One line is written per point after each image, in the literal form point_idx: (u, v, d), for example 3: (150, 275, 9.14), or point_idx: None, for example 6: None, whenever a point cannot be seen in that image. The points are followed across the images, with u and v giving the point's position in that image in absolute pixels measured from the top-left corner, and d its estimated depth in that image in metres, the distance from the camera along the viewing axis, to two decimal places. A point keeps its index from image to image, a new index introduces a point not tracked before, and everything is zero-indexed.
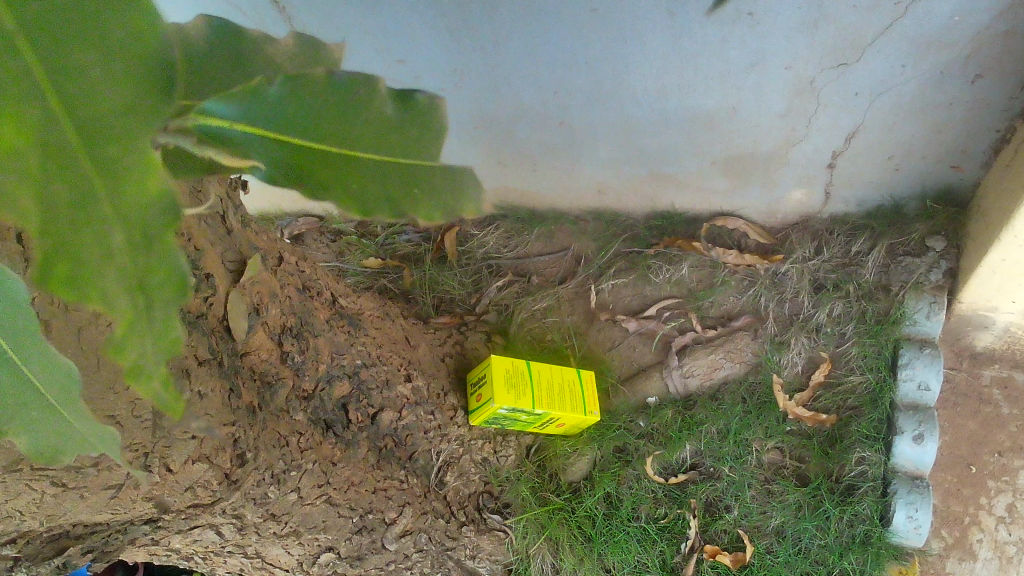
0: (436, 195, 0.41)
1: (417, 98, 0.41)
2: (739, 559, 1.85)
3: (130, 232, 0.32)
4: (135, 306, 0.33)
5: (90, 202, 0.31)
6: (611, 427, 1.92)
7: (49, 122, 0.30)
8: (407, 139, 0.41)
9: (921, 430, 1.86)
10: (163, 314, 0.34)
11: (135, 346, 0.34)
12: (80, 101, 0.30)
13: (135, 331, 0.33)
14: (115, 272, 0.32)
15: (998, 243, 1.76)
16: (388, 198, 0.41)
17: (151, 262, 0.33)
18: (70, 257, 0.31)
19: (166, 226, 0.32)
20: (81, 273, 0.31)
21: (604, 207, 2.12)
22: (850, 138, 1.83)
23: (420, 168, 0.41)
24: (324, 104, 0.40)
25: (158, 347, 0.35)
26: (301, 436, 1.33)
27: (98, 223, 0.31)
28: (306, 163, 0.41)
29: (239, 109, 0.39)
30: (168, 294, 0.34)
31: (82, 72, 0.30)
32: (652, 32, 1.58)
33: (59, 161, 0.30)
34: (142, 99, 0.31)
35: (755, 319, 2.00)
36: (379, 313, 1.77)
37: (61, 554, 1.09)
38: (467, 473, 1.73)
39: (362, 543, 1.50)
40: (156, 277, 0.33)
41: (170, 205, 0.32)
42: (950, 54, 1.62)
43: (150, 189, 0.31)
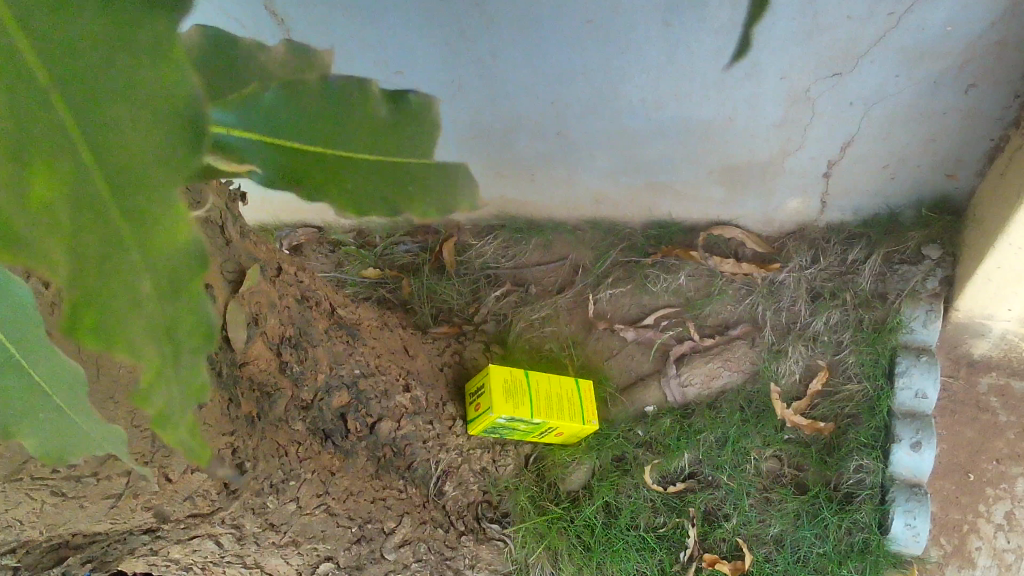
0: (434, 193, 0.40)
1: (408, 99, 0.42)
2: (739, 567, 1.83)
3: (159, 283, 0.31)
4: (164, 354, 0.33)
5: (118, 259, 0.30)
6: (609, 435, 1.92)
7: (79, 174, 0.29)
8: (400, 138, 0.42)
9: (918, 438, 1.86)
10: (189, 362, 0.34)
11: (161, 396, 0.33)
12: (107, 151, 0.29)
13: (162, 382, 0.33)
14: (143, 320, 0.31)
15: (994, 250, 1.77)
16: (383, 198, 0.42)
17: (176, 313, 0.32)
18: (94, 309, 0.30)
19: (196, 274, 0.31)
20: (108, 327, 0.31)
21: (601, 216, 2.12)
22: (845, 148, 1.85)
23: (417, 167, 0.41)
24: (318, 108, 0.42)
25: (183, 395, 0.34)
26: (300, 446, 1.34)
27: (129, 278, 0.30)
28: (301, 168, 0.42)
29: (239, 114, 0.42)
30: (196, 343, 0.33)
31: (110, 124, 0.29)
32: (647, 42, 1.59)
33: (92, 211, 0.29)
34: (177, 154, 0.29)
35: (752, 327, 2.02)
36: (377, 323, 1.78)
37: (61, 563, 1.12)
38: (468, 483, 1.75)
39: (362, 553, 1.51)
40: (185, 328, 0.33)
41: (200, 256, 0.30)
42: (944, 63, 1.63)
43: (181, 249, 0.30)
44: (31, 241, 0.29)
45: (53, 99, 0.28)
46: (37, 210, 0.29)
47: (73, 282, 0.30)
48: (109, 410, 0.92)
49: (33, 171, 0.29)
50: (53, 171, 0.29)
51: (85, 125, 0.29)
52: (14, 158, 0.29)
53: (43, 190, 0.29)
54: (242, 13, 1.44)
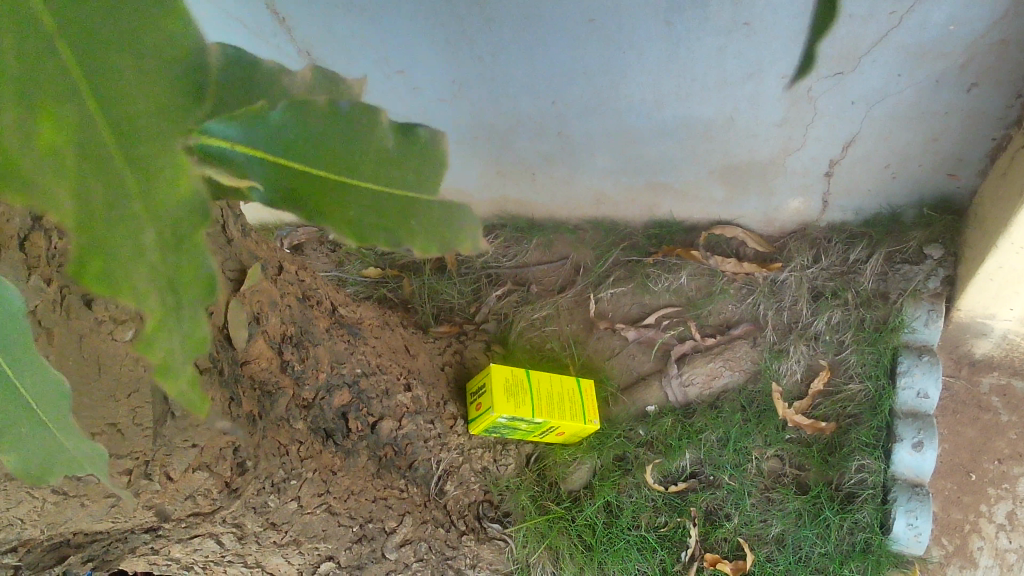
0: (436, 232, 0.37)
1: (417, 131, 0.38)
2: (739, 568, 1.83)
3: (164, 234, 0.29)
4: (164, 305, 0.30)
5: (121, 205, 0.28)
6: (610, 435, 1.92)
7: (85, 125, 0.28)
8: (407, 173, 0.37)
9: (920, 438, 1.85)
10: (189, 312, 0.31)
11: (164, 346, 0.30)
12: (113, 99, 0.28)
13: (168, 332, 0.30)
14: (147, 271, 0.29)
15: (995, 250, 1.76)
16: (386, 225, 0.37)
17: (182, 265, 0.30)
18: (102, 257, 0.28)
19: (197, 224, 0.29)
20: (112, 270, 0.28)
21: (603, 216, 2.12)
22: (847, 147, 1.84)
23: (423, 202, 0.37)
24: (324, 128, 0.37)
25: (187, 347, 0.31)
26: (301, 444, 1.33)
27: (134, 224, 0.29)
28: (297, 188, 0.37)
29: (244, 129, 0.36)
30: (198, 295, 0.31)
31: (116, 77, 0.28)
32: (648, 41, 1.59)
33: (94, 162, 0.28)
34: (172, 101, 0.29)
35: (754, 327, 2.01)
36: (378, 323, 1.78)
37: (62, 562, 1.12)
38: (468, 482, 1.75)
39: (363, 552, 1.51)
40: (189, 276, 0.30)
41: (202, 205, 0.29)
42: (946, 63, 1.62)
43: (181, 188, 0.29)
44: (37, 181, 0.27)
45: (58, 47, 0.28)
46: (43, 156, 0.28)
47: (82, 229, 0.28)
48: (110, 408, 0.92)
49: (39, 115, 0.28)
50: (63, 120, 0.28)
51: (92, 76, 0.28)
52: (21, 101, 0.27)
53: (48, 134, 0.28)
54: (252, 18, 1.48)
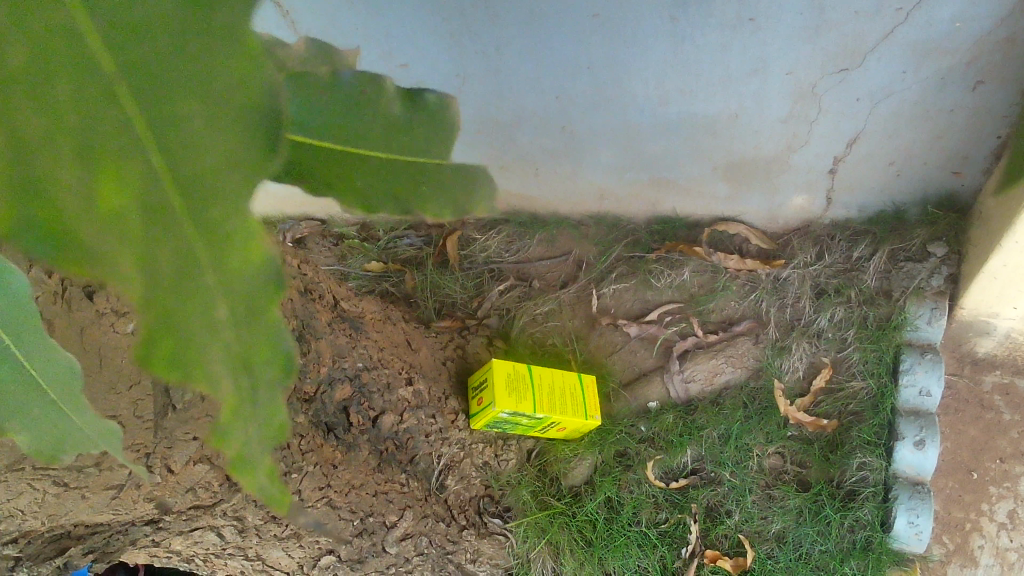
0: (447, 194, 0.36)
1: (426, 98, 0.39)
2: (740, 565, 1.84)
3: (238, 308, 0.22)
4: (240, 389, 0.23)
5: (189, 273, 0.21)
6: (611, 431, 1.92)
7: (147, 177, 0.22)
8: (417, 139, 0.38)
9: (922, 436, 1.85)
10: (267, 398, 0.23)
11: (240, 435, 0.23)
12: (180, 146, 0.22)
13: (242, 424, 0.23)
14: (220, 355, 0.22)
15: (999, 248, 1.76)
16: (393, 194, 0.38)
17: (260, 340, 0.23)
18: (171, 336, 0.22)
19: (272, 296, 0.22)
20: (183, 350, 0.22)
21: (605, 212, 2.11)
22: (851, 145, 1.84)
23: (431, 169, 0.37)
24: (334, 106, 0.38)
25: (267, 436, 0.24)
26: (302, 438, 1.34)
27: (202, 301, 0.22)
28: (305, 162, 0.38)
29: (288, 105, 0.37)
30: (275, 381, 0.23)
31: (185, 120, 0.22)
32: (652, 37, 1.59)
33: (160, 225, 0.22)
34: (251, 155, 0.22)
35: (756, 324, 2.01)
36: (380, 316, 1.78)
37: (62, 555, 1.10)
38: (472, 477, 1.79)
39: (363, 546, 1.51)
40: (264, 359, 0.23)
41: (275, 273, 0.22)
42: (951, 61, 1.62)
43: (253, 257, 0.21)
44: (99, 249, 0.22)
45: (114, 85, 0.22)
46: (104, 223, 0.22)
47: (149, 307, 0.22)
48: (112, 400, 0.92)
49: (97, 169, 0.22)
50: (125, 181, 0.22)
51: (155, 129, 0.22)
52: (75, 150, 0.22)
53: (109, 196, 0.22)
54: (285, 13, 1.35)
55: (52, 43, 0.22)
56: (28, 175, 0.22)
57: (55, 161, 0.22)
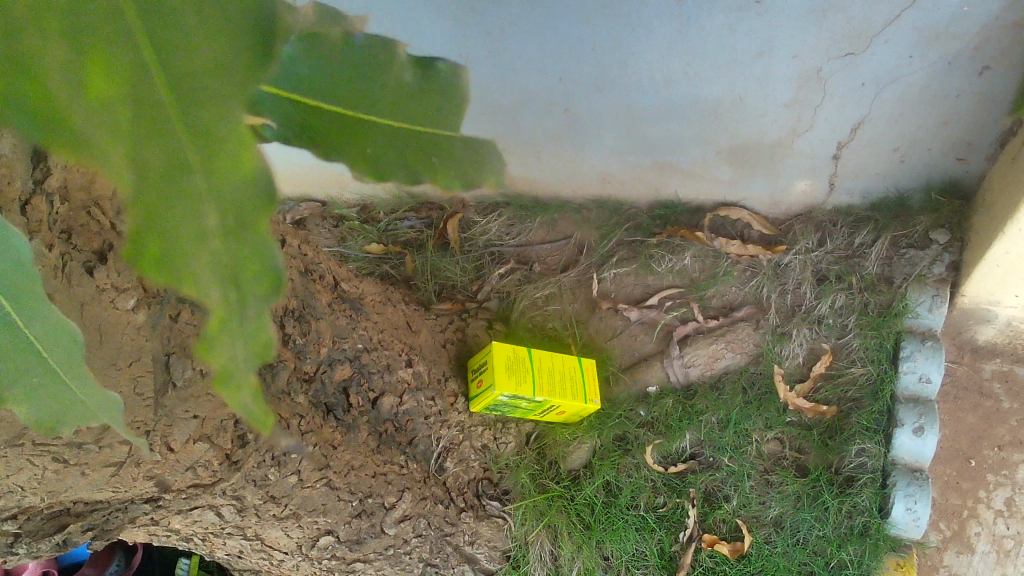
0: (456, 167, 0.35)
1: (436, 67, 0.36)
2: (737, 549, 1.85)
3: (223, 217, 0.24)
4: (227, 298, 0.25)
5: (181, 174, 0.24)
6: (610, 415, 1.92)
7: (144, 75, 0.24)
8: (426, 109, 0.35)
9: (921, 422, 1.84)
10: (254, 315, 0.26)
11: (225, 347, 0.26)
12: (174, 54, 0.24)
13: (229, 330, 0.26)
14: (209, 258, 0.25)
15: (1002, 235, 1.75)
16: (402, 166, 0.35)
17: (243, 252, 0.25)
18: (156, 232, 0.24)
19: (263, 208, 0.25)
20: (173, 250, 0.24)
21: (608, 196, 2.09)
22: (855, 130, 1.83)
23: (444, 141, 0.35)
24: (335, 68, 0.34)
25: (250, 353, 0.27)
26: (302, 418, 1.33)
27: (187, 200, 0.24)
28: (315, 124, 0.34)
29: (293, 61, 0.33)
30: (261, 292, 0.26)
31: (178, 26, 0.24)
32: (658, 18, 1.59)
33: (155, 125, 0.24)
34: (239, 64, 0.25)
35: (757, 309, 2.00)
36: (380, 298, 1.76)
37: (62, 532, 1.09)
38: (469, 460, 1.79)
39: (362, 527, 1.55)
40: (250, 268, 0.25)
41: (257, 183, 0.24)
42: (958, 45, 1.61)
43: (243, 169, 0.24)
44: (92, 135, 0.24)
45: None
46: (99, 111, 0.24)
47: (140, 201, 0.24)
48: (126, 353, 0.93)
49: (90, 64, 0.24)
50: (118, 72, 0.24)
51: (157, 36, 0.24)
52: (73, 48, 0.24)
53: (103, 85, 0.24)
54: None
55: None
56: (24, 57, 0.24)
57: (49, 49, 0.24)
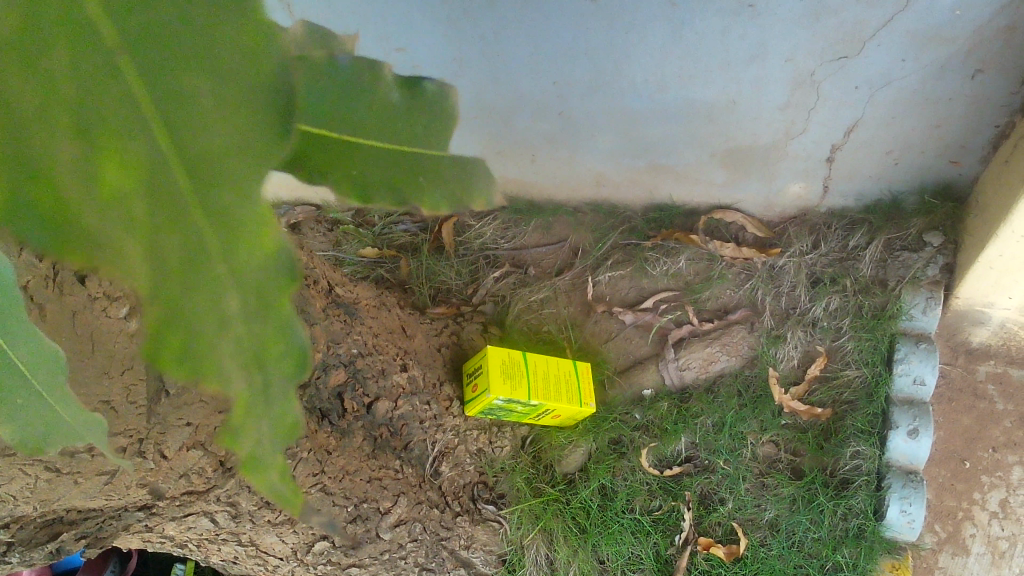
0: (448, 187, 0.35)
1: (424, 86, 0.35)
2: (732, 552, 1.84)
3: (249, 300, 0.22)
4: (253, 387, 0.22)
5: (206, 263, 0.21)
6: (606, 418, 1.92)
7: (156, 157, 0.21)
8: (415, 129, 0.35)
9: (916, 425, 1.85)
10: (281, 401, 0.23)
11: (251, 437, 0.23)
12: (189, 129, 0.21)
13: (256, 421, 0.23)
14: (235, 350, 0.22)
15: (996, 237, 1.76)
16: (391, 185, 0.34)
17: (272, 334, 0.22)
18: (183, 331, 0.21)
19: (292, 286, 0.22)
20: (197, 346, 0.22)
21: (603, 198, 2.11)
22: (849, 132, 1.83)
23: (431, 160, 0.35)
24: (333, 93, 0.33)
25: (277, 432, 0.23)
26: (297, 424, 1.33)
27: (214, 290, 0.21)
28: (308, 153, 0.32)
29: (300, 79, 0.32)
30: (284, 376, 0.23)
31: (195, 100, 0.21)
32: (652, 23, 1.59)
33: (172, 211, 0.21)
34: (266, 134, 0.22)
35: (751, 312, 2.00)
36: (374, 302, 1.76)
37: (55, 540, 1.09)
38: (464, 465, 1.80)
39: (357, 532, 1.53)
40: (277, 353, 0.23)
41: (291, 256, 0.22)
42: (952, 48, 1.61)
43: (271, 246, 0.21)
44: (103, 237, 0.21)
45: (119, 58, 0.21)
46: (110, 207, 0.21)
47: (160, 298, 0.21)
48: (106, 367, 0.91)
49: (99, 152, 0.21)
50: (129, 160, 0.21)
51: (166, 112, 0.21)
52: (79, 134, 0.21)
53: (109, 178, 0.21)
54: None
55: (42, 15, 0.21)
56: (26, 152, 0.21)
57: (46, 141, 0.21)
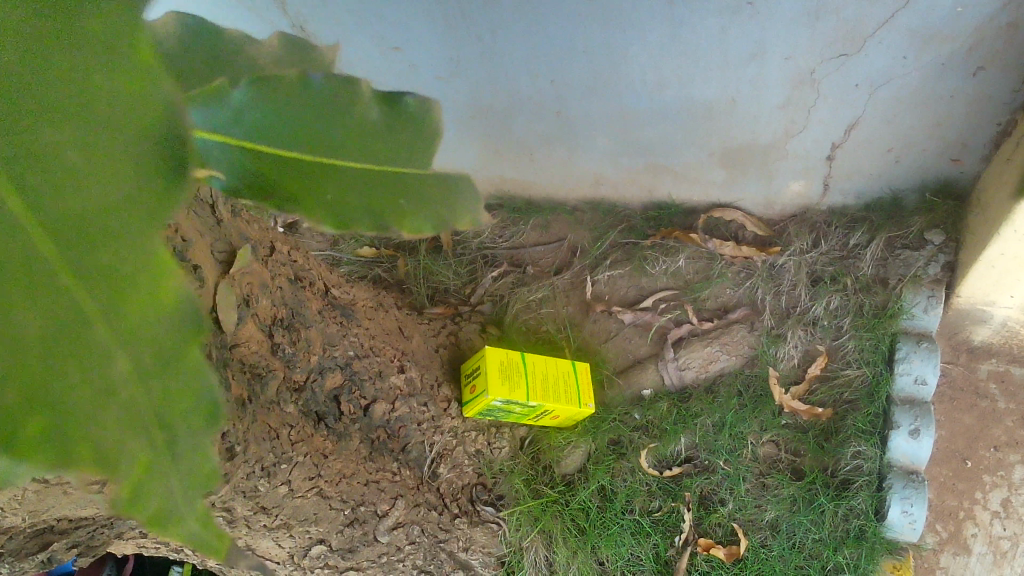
0: (429, 209, 0.40)
1: (404, 103, 0.40)
2: (733, 553, 1.83)
3: (139, 359, 0.27)
4: (151, 444, 0.27)
5: (93, 339, 0.26)
6: (605, 419, 1.90)
7: (41, 259, 0.25)
8: (398, 147, 0.40)
9: (917, 425, 1.83)
10: (192, 443, 0.29)
11: (164, 490, 0.28)
12: (71, 213, 0.26)
13: (156, 484, 0.27)
14: (144, 398, 0.27)
15: (998, 236, 1.74)
16: (371, 210, 0.40)
17: (176, 385, 0.28)
18: (70, 417, 0.25)
19: (189, 338, 0.28)
20: (89, 433, 0.26)
21: (601, 197, 2.12)
22: (850, 130, 1.81)
23: (413, 178, 0.40)
24: (302, 111, 0.39)
25: (193, 488, 0.29)
26: (292, 428, 1.32)
27: (100, 358, 0.26)
28: (269, 176, 0.39)
29: (228, 125, 0.38)
30: (196, 426, 0.29)
31: (80, 188, 0.26)
32: (650, 23, 1.57)
33: (54, 299, 0.25)
34: (150, 185, 0.27)
35: (752, 311, 1.99)
36: (372, 303, 1.75)
37: (45, 550, 1.08)
38: (462, 467, 1.79)
39: (354, 535, 1.54)
40: (180, 402, 0.29)
41: (191, 307, 0.28)
42: (953, 46, 1.59)
43: (165, 298, 0.27)
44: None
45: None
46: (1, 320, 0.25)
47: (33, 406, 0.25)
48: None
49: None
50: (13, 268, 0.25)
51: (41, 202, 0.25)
52: None
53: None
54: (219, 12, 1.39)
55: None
56: None
57: None
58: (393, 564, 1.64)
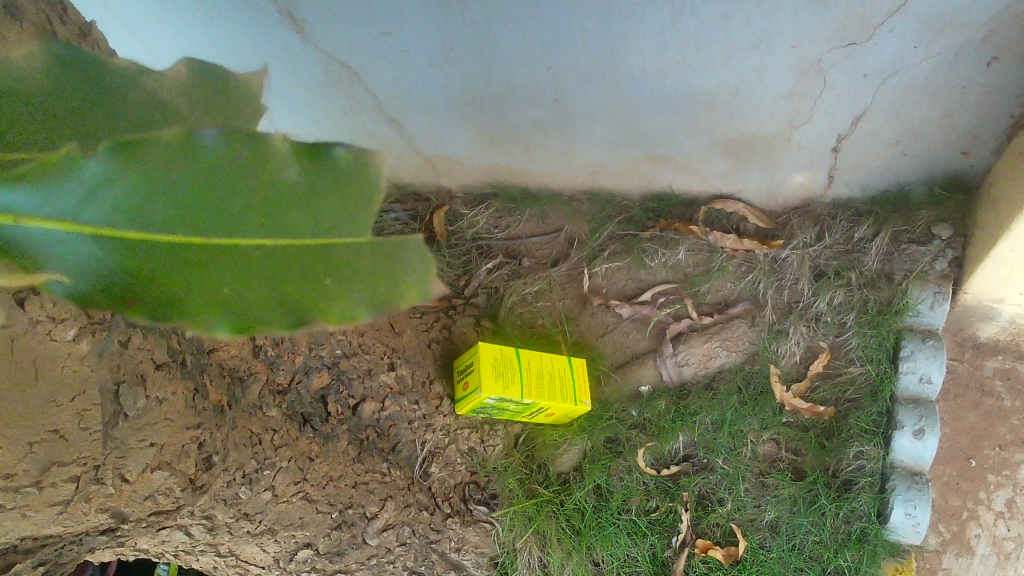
0: (351, 304, 0.38)
1: (331, 157, 0.37)
2: (731, 554, 1.80)
3: None
4: None
5: None
6: (602, 417, 1.86)
7: None
8: (305, 223, 0.37)
9: (921, 425, 1.78)
10: None
11: None
12: None
13: None
14: None
15: (1008, 232, 1.68)
16: (290, 311, 0.38)
17: None
18: None
19: None
20: None
21: (599, 187, 2.06)
22: (856, 121, 1.76)
23: (331, 255, 0.37)
24: (173, 174, 0.37)
25: None
26: (274, 433, 1.28)
27: None
28: (142, 271, 0.38)
29: (39, 199, 0.38)
30: None
31: None
32: (652, 10, 1.51)
33: None
34: None
35: (753, 306, 1.94)
36: (361, 298, 1.69)
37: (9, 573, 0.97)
38: (454, 467, 1.74)
39: (342, 539, 1.49)
40: None
41: None
42: (966, 35, 1.54)
43: None
44: None
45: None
46: None
47: None
48: (21, 462, 0.81)
49: None
50: None
51: None
52: None
53: None
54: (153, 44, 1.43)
55: None
56: None
57: None
58: (383, 566, 1.60)
